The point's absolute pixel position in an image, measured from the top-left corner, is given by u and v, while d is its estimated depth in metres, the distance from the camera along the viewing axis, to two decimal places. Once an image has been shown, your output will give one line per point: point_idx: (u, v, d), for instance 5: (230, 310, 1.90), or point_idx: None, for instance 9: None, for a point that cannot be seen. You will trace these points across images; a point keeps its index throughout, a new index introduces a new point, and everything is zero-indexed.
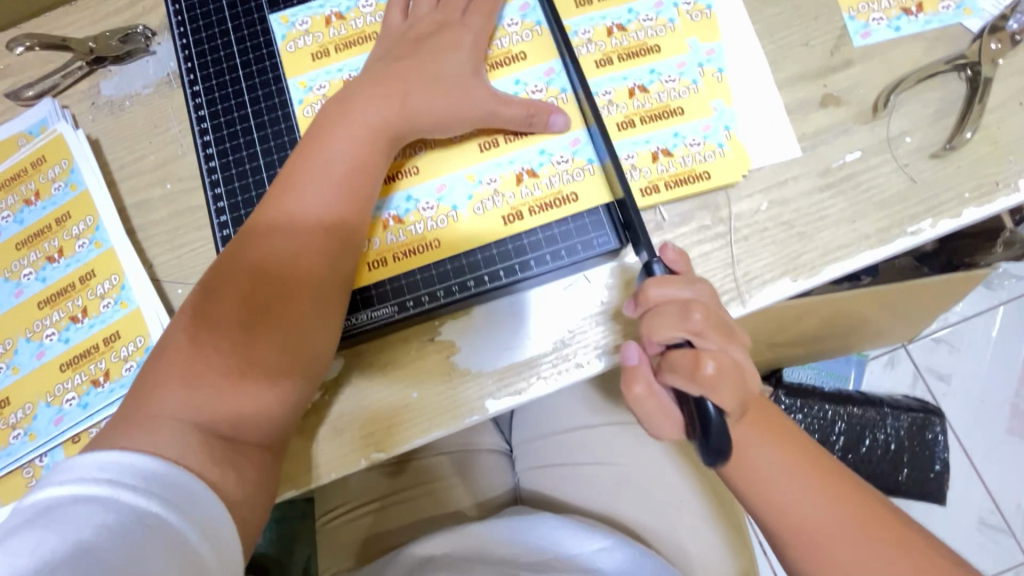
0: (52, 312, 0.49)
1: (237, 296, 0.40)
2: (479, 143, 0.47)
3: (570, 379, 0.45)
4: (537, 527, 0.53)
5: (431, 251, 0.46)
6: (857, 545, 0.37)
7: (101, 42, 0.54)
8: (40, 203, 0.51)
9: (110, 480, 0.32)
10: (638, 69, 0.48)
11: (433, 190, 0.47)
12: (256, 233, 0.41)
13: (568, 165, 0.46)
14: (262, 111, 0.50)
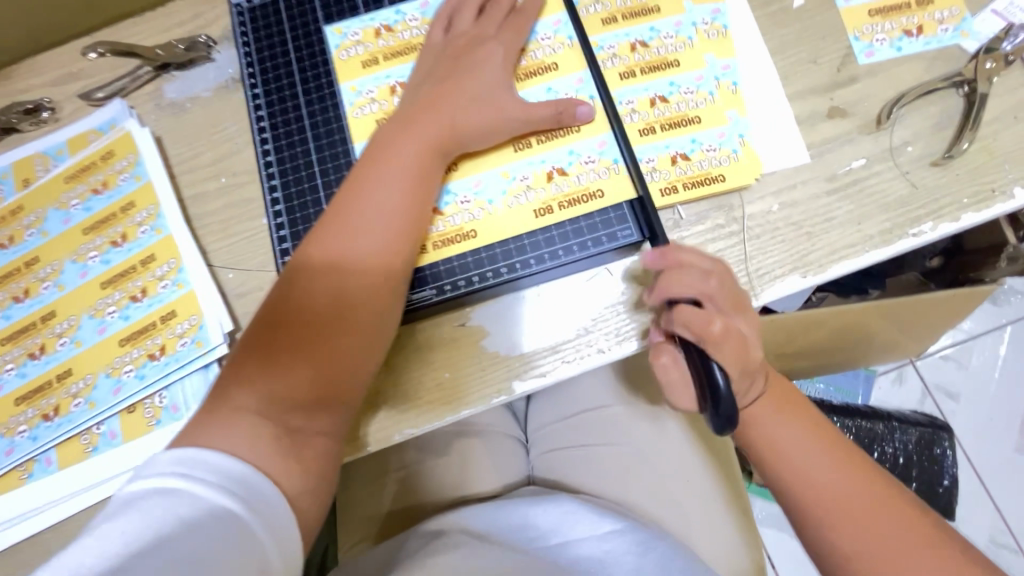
0: (114, 292, 0.53)
1: (277, 334, 0.42)
2: (513, 143, 0.51)
3: (591, 363, 0.48)
4: (546, 511, 0.56)
5: (467, 241, 0.50)
6: (870, 512, 0.41)
7: (168, 50, 0.59)
8: (106, 193, 0.55)
9: (184, 474, 0.35)
10: (659, 81, 0.52)
11: (470, 185, 0.51)
12: (292, 276, 0.44)
13: (595, 165, 0.50)
14: (315, 112, 0.54)
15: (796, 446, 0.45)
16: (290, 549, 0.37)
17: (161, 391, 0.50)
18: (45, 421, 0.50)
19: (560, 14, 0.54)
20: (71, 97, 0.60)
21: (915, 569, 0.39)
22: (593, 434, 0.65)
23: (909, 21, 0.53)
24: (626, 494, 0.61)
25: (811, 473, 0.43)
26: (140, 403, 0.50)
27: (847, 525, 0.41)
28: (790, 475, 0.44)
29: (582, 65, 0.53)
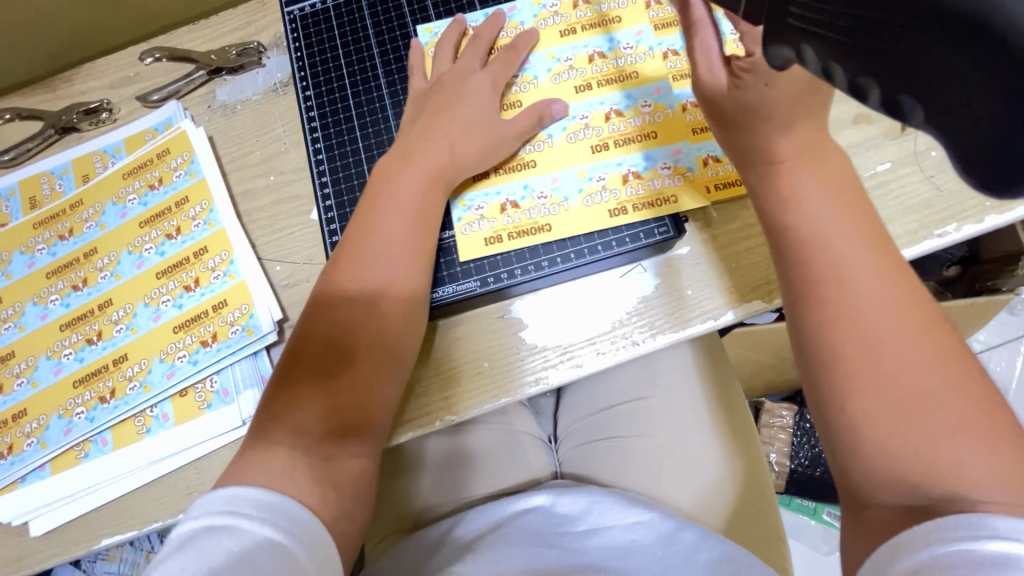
0: (168, 282, 0.55)
1: (313, 359, 0.45)
2: (591, 145, 0.54)
3: (627, 355, 0.50)
4: (570, 502, 0.58)
5: (542, 234, 0.52)
6: (892, 314, 0.37)
7: (221, 55, 0.63)
8: (162, 188, 0.58)
9: (231, 511, 0.38)
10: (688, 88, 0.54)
11: (547, 182, 0.53)
12: (323, 306, 0.47)
13: (671, 171, 0.52)
14: (365, 114, 0.58)
15: (830, 225, 0.40)
16: (326, 558, 0.40)
17: (212, 376, 0.52)
18: (102, 403, 0.52)
19: (596, 35, 0.57)
20: (128, 98, 0.64)
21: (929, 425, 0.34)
22: (620, 429, 0.67)
23: None
24: (652, 485, 0.62)
25: (860, 304, 0.38)
26: (192, 388, 0.52)
27: (867, 329, 0.37)
28: (856, 342, 0.37)
29: (616, 83, 0.55)
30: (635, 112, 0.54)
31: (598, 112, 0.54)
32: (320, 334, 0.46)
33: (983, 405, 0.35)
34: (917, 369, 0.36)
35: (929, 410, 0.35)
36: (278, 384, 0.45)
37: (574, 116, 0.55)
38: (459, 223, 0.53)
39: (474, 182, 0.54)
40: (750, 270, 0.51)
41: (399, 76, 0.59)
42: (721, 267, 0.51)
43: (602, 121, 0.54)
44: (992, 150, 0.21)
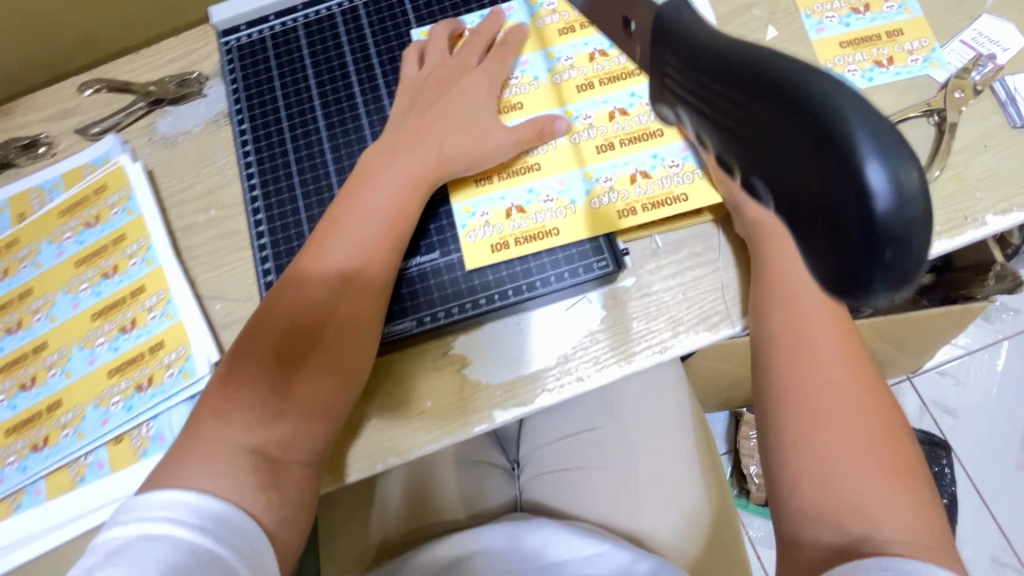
0: (104, 323, 0.54)
1: (279, 340, 0.44)
2: (597, 145, 0.52)
3: (571, 392, 0.49)
4: (528, 537, 0.56)
5: (551, 238, 0.51)
6: (841, 378, 0.41)
7: (161, 87, 0.61)
8: (99, 226, 0.57)
9: (167, 520, 0.36)
10: (619, 93, 0.54)
11: (553, 184, 0.52)
12: (290, 285, 0.46)
13: (679, 169, 0.51)
14: (301, 148, 0.56)
15: (804, 292, 0.43)
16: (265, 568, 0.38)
17: (148, 421, 0.51)
18: (34, 452, 0.51)
19: (531, 53, 0.56)
20: (68, 132, 0.62)
21: (852, 482, 0.38)
22: (582, 457, 0.66)
23: (881, 52, 0.54)
24: (611, 516, 0.61)
25: (818, 361, 0.42)
26: (128, 434, 0.51)
27: (817, 383, 0.41)
28: (803, 395, 0.41)
29: (547, 104, 0.54)
30: (639, 112, 0.53)
31: (602, 111, 0.53)
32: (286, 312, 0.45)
33: (901, 466, 0.38)
34: (852, 425, 0.39)
35: (861, 469, 0.38)
36: (232, 374, 0.43)
37: (577, 116, 0.53)
38: (462, 229, 0.52)
39: (476, 186, 0.53)
40: (697, 300, 0.49)
41: (335, 107, 0.57)
42: (667, 298, 0.50)
43: (607, 120, 0.53)
44: (834, 265, 0.15)
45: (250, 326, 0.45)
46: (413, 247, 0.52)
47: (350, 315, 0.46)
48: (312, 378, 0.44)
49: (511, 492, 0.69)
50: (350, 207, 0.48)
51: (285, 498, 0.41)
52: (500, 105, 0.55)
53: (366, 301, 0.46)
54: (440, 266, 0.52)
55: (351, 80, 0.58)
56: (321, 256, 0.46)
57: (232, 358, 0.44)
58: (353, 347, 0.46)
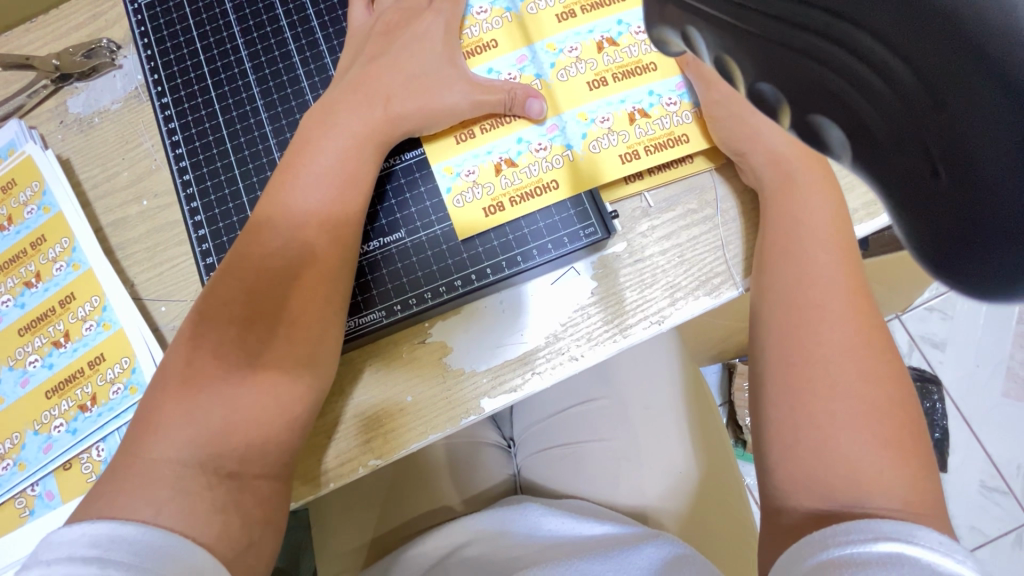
0: (34, 338, 0.48)
1: (242, 315, 0.39)
2: (589, 82, 0.46)
3: (565, 373, 0.44)
4: (518, 524, 0.53)
5: (549, 193, 0.45)
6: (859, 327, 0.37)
7: (65, 59, 0.52)
8: (13, 228, 0.50)
9: (99, 559, 0.30)
10: (605, 21, 0.47)
11: (543, 131, 0.46)
12: (242, 261, 0.41)
13: (677, 107, 0.46)
14: (234, 120, 0.49)
15: (811, 243, 0.40)
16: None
17: (97, 444, 0.45)
18: None
19: None
20: None
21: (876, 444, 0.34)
22: (578, 437, 0.62)
23: None
24: (610, 493, 0.58)
25: (832, 313, 0.37)
26: (76, 459, 0.45)
27: (831, 334, 0.37)
28: (823, 350, 0.36)
29: (522, 40, 0.47)
30: (629, 41, 0.47)
31: (589, 42, 0.47)
32: (237, 289, 0.40)
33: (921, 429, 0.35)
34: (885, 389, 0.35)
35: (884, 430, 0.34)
36: (183, 370, 0.38)
37: (561, 50, 0.47)
38: (448, 194, 0.46)
39: (456, 143, 0.47)
40: (696, 262, 0.45)
41: (270, 70, 0.49)
42: (662, 263, 0.45)
43: (595, 52, 0.46)
44: (945, 237, 0.13)
45: (194, 330, 0.40)
46: (374, 227, 0.46)
47: (306, 310, 0.40)
48: (265, 373, 0.39)
49: (508, 471, 0.66)
50: (296, 187, 0.42)
51: (251, 520, 0.37)
52: (465, 47, 0.47)
53: (322, 290, 0.41)
54: (407, 247, 0.46)
55: (285, 37, 0.50)
56: (270, 246, 0.41)
57: (182, 347, 0.39)
58: (318, 341, 0.41)
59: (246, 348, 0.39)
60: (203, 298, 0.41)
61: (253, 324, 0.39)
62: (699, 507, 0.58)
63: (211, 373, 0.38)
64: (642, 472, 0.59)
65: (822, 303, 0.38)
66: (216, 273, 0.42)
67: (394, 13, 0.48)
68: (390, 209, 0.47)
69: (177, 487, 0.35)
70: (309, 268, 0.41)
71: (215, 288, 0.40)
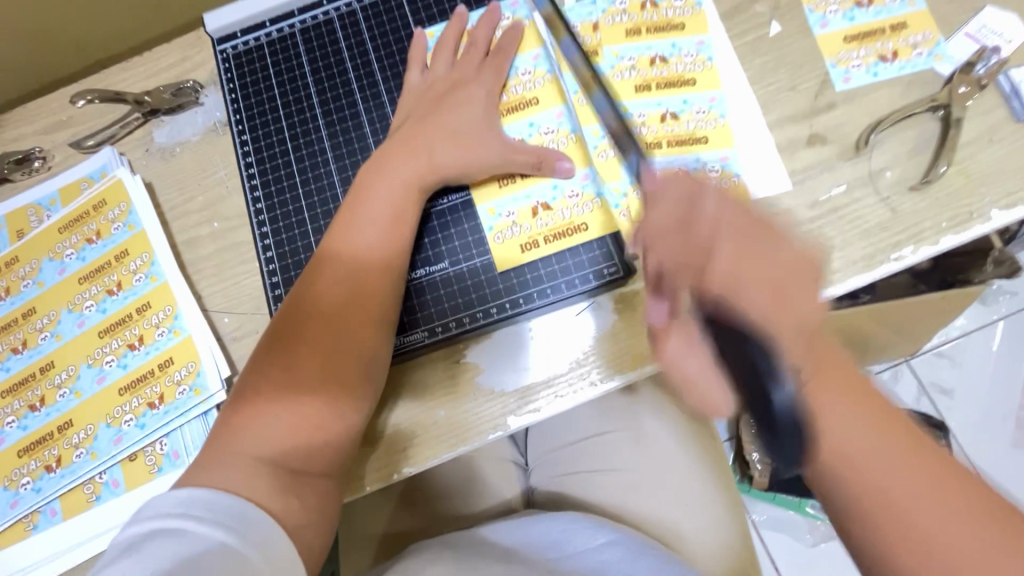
0: (112, 340, 0.54)
1: (304, 348, 0.44)
2: (647, 143, 0.52)
3: (585, 396, 0.49)
4: (543, 528, 0.57)
5: (579, 234, 0.51)
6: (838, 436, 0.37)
7: (156, 96, 0.60)
8: (100, 241, 0.56)
9: (183, 514, 0.36)
10: (673, 98, 0.53)
11: (577, 179, 0.51)
12: (307, 298, 0.46)
13: (718, 174, 0.52)
14: (304, 159, 0.56)
15: None
16: (277, 554, 0.37)
17: (162, 439, 0.51)
18: (48, 472, 0.51)
19: (539, 48, 0.55)
20: (60, 145, 0.61)
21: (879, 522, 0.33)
22: (595, 463, 0.66)
23: (884, 46, 0.53)
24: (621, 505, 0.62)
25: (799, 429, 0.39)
26: (141, 451, 0.51)
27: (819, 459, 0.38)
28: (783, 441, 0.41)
29: (560, 99, 0.53)
30: (689, 117, 0.53)
31: (655, 112, 0.53)
32: (302, 323, 0.45)
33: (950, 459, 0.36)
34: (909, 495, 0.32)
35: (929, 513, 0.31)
36: (253, 394, 0.43)
37: (632, 114, 0.53)
38: (489, 232, 0.52)
39: (499, 187, 0.52)
40: None
41: (337, 116, 0.56)
42: None
43: (658, 121, 0.53)
44: None
45: (260, 361, 0.45)
46: (421, 257, 0.52)
47: (361, 340, 0.46)
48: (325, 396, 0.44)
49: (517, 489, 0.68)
50: (349, 232, 0.48)
51: (308, 506, 0.41)
52: (510, 103, 0.54)
53: (374, 324, 0.46)
54: (449, 276, 0.52)
55: (352, 88, 0.57)
56: (329, 285, 0.47)
57: (251, 374, 0.44)
58: (364, 367, 0.45)
59: (299, 373, 0.44)
60: (270, 331, 0.46)
61: (313, 353, 0.44)
62: (689, 538, 0.60)
63: (277, 397, 0.43)
64: (645, 498, 0.63)
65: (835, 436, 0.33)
66: (283, 306, 0.47)
67: (444, 73, 0.54)
68: (436, 242, 0.52)
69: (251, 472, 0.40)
70: (362, 305, 0.46)
71: (284, 320, 0.46)
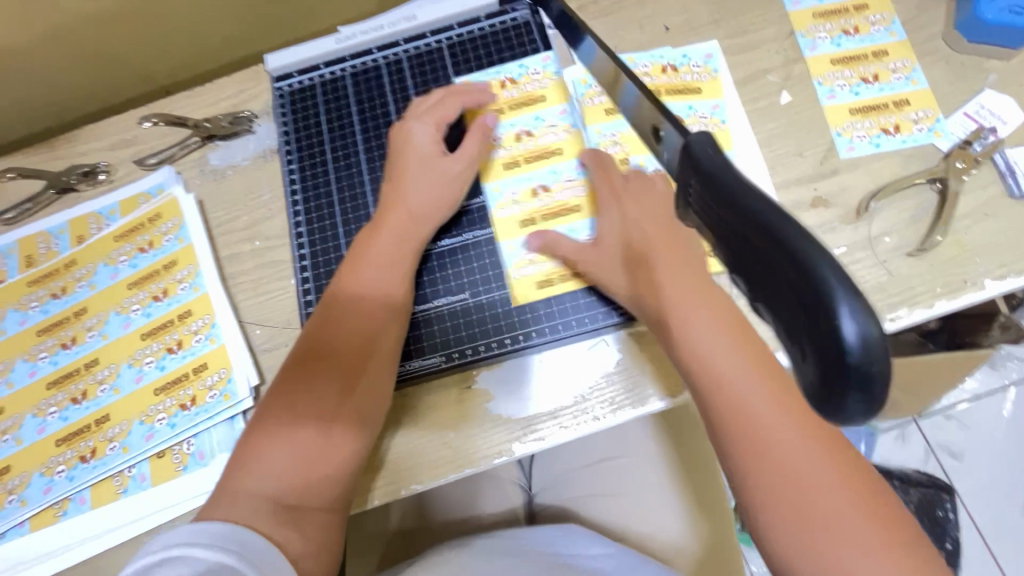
0: (153, 343, 0.58)
1: (311, 388, 0.48)
2: None
3: (589, 429, 0.52)
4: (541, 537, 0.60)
5: (591, 276, 0.55)
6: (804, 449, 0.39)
7: (215, 123, 0.66)
8: (152, 251, 0.61)
9: (189, 543, 0.38)
10: None
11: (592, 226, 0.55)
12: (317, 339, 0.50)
13: None
14: (344, 189, 0.61)
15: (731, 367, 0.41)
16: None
17: (189, 438, 0.54)
18: (82, 462, 0.55)
19: (564, 102, 0.59)
20: (124, 161, 0.67)
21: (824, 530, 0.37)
22: (598, 489, 0.68)
23: (887, 120, 0.57)
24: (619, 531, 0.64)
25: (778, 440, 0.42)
26: (169, 449, 0.54)
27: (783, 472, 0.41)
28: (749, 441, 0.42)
29: (581, 151, 0.57)
30: None
31: None
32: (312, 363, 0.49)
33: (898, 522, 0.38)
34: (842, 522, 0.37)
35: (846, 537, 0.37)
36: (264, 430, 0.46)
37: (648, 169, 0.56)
38: (509, 267, 0.56)
39: (519, 229, 0.57)
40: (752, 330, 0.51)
41: (377, 152, 0.62)
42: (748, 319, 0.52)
43: None
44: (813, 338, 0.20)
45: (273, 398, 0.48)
46: (443, 287, 0.56)
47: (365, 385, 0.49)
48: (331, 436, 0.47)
49: (514, 502, 0.70)
50: (370, 275, 0.52)
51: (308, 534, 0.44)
52: (537, 152, 0.58)
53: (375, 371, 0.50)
54: (468, 305, 0.56)
55: (392, 128, 0.62)
56: (347, 320, 0.50)
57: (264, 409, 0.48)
58: (368, 407, 0.49)
59: (310, 403, 0.47)
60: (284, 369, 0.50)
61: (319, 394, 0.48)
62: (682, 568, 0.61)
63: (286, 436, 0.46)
64: (643, 526, 0.64)
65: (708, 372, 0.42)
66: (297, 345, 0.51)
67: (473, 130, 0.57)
68: (459, 273, 0.57)
69: (277, 483, 0.45)
70: (373, 346, 0.50)
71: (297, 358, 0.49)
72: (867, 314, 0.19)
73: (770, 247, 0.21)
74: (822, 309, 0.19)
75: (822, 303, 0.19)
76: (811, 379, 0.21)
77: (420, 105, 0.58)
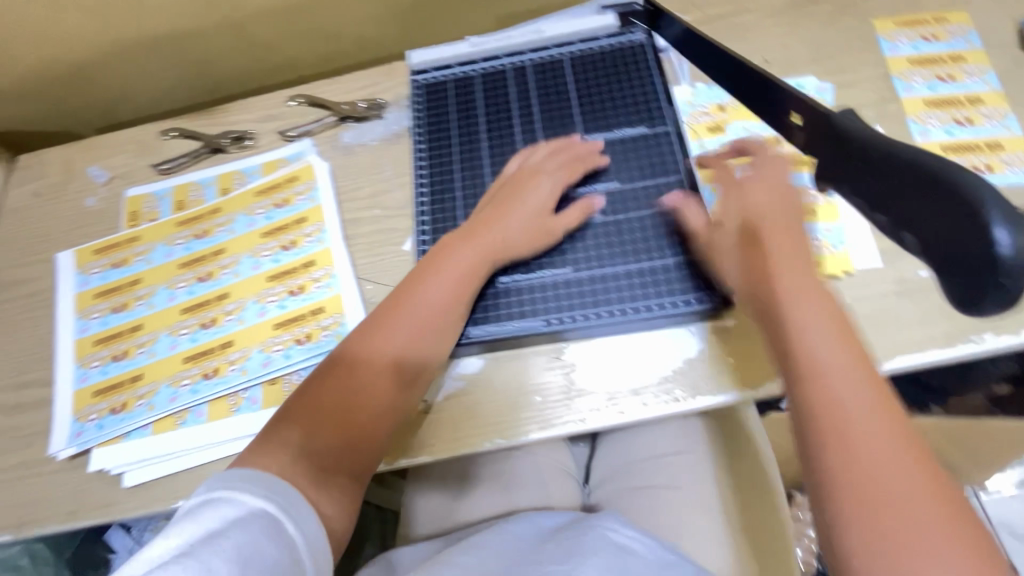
0: (278, 285, 0.65)
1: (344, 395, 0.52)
2: None
3: (667, 410, 0.54)
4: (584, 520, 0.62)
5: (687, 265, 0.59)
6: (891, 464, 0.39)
7: (351, 107, 0.75)
8: (285, 207, 0.70)
9: (228, 489, 0.42)
10: (787, 174, 0.61)
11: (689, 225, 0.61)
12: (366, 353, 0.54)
13: (817, 244, 0.58)
14: (466, 166, 0.68)
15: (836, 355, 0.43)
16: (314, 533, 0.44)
17: (300, 371, 0.60)
18: (205, 379, 0.61)
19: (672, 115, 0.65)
20: (269, 132, 0.77)
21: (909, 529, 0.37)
22: (653, 482, 0.69)
23: (979, 159, 0.60)
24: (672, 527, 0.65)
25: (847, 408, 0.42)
26: (281, 378, 0.60)
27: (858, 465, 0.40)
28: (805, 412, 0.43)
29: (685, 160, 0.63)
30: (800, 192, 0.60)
31: None
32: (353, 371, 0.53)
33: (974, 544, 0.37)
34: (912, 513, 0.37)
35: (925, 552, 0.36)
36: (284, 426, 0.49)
37: None
38: (610, 247, 0.60)
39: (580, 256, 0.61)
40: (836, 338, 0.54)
41: (499, 136, 0.68)
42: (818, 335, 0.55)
43: None
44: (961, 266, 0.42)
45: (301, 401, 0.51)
46: (548, 259, 0.61)
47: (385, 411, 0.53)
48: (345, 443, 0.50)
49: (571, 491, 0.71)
50: (396, 333, 0.54)
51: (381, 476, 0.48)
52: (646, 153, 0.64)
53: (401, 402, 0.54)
54: (569, 279, 0.60)
55: (514, 117, 0.68)
56: (368, 364, 0.53)
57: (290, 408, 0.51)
58: (350, 462, 0.50)
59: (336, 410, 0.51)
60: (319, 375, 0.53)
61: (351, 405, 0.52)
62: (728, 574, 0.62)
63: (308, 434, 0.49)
64: (695, 525, 0.65)
65: (798, 334, 0.45)
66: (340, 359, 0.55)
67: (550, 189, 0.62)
68: (563, 249, 0.61)
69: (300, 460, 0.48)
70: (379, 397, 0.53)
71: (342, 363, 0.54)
72: (1015, 233, 0.39)
73: (936, 181, 0.42)
74: (990, 230, 0.40)
75: (986, 219, 0.40)
76: (958, 285, 0.43)
77: (545, 160, 0.63)
